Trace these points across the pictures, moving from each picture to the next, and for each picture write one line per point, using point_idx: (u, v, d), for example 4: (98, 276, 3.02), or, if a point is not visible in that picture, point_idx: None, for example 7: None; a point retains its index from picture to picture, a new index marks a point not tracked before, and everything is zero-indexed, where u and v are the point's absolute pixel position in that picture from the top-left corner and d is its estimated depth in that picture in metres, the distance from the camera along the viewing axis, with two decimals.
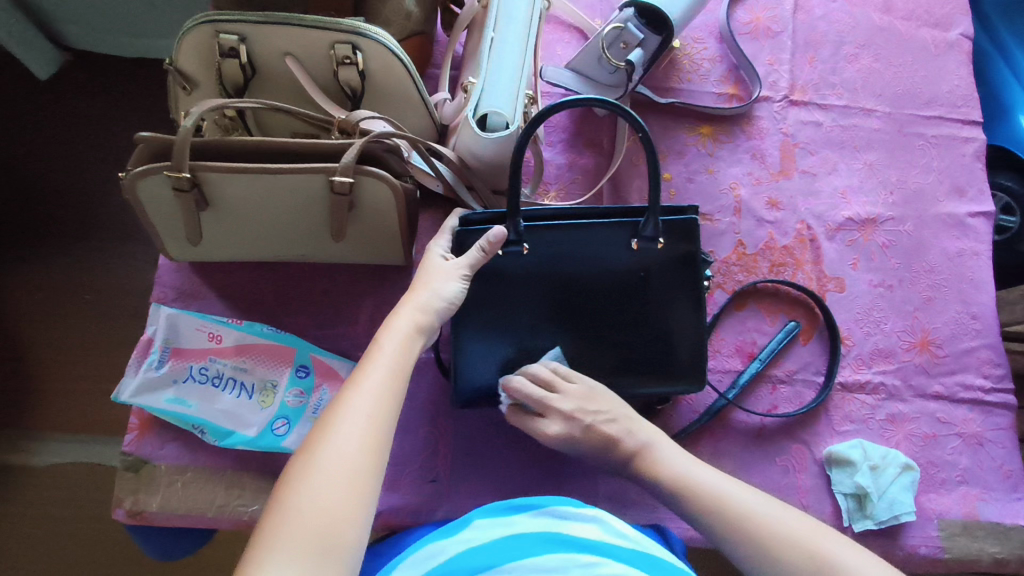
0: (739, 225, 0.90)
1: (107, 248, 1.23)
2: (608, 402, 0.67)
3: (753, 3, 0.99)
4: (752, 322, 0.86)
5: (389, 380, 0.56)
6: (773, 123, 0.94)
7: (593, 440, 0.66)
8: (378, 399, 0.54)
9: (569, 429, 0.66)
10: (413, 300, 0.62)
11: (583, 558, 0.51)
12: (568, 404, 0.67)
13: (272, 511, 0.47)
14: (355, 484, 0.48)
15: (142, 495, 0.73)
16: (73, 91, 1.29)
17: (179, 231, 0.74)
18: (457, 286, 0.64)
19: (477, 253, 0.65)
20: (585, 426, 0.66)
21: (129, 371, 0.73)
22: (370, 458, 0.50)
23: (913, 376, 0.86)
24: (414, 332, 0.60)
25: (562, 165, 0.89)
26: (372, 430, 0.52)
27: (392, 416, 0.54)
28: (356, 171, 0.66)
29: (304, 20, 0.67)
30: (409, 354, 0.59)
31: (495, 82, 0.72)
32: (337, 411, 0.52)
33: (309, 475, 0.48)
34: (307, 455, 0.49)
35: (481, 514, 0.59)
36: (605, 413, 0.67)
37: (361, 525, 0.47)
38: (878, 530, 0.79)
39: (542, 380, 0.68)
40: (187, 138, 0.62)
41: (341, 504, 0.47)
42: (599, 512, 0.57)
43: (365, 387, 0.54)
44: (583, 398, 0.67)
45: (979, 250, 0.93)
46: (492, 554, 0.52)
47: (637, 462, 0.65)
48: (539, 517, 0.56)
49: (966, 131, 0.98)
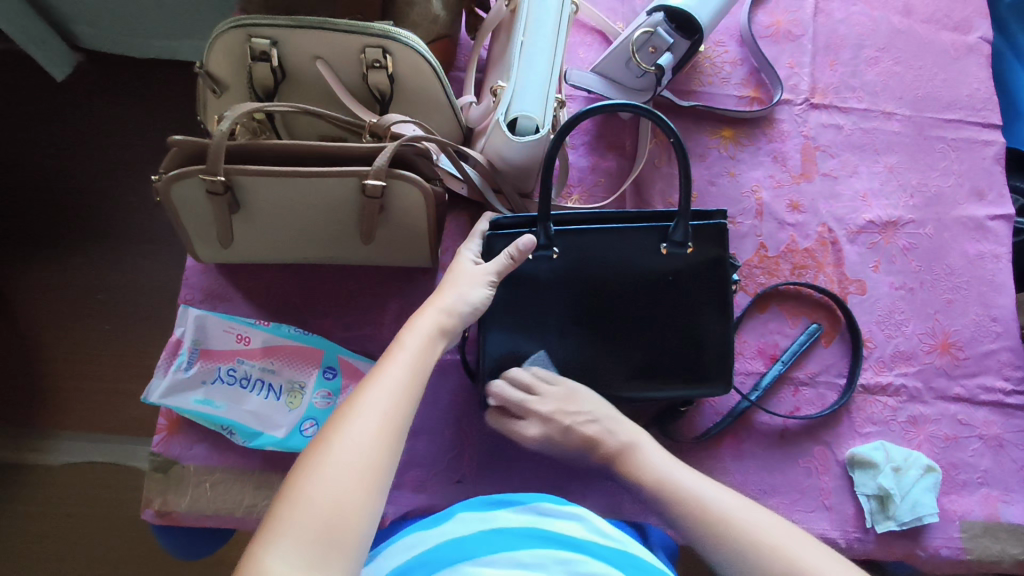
0: (761, 228, 0.90)
1: (126, 249, 1.23)
2: (590, 404, 0.67)
3: (774, 6, 0.99)
4: (774, 325, 0.86)
5: (407, 378, 0.55)
6: (794, 125, 0.94)
7: (572, 441, 0.66)
8: (396, 396, 0.53)
9: (548, 430, 0.66)
10: (439, 301, 0.61)
11: (563, 554, 0.51)
12: (545, 406, 0.66)
13: (281, 501, 0.46)
14: (365, 480, 0.48)
15: (171, 496, 0.73)
16: (91, 92, 1.30)
17: (209, 233, 0.74)
18: (484, 291, 0.64)
19: (505, 259, 0.64)
20: (563, 427, 0.66)
21: (158, 373, 0.74)
22: (382, 454, 0.49)
23: (934, 378, 0.87)
24: (438, 332, 0.59)
25: (585, 168, 0.90)
26: (385, 427, 0.51)
27: (406, 414, 0.53)
28: (388, 175, 0.67)
29: (336, 24, 0.67)
30: (430, 354, 0.58)
31: (525, 87, 0.72)
32: (353, 405, 0.52)
33: (319, 467, 0.47)
34: (320, 447, 0.49)
35: (464, 508, 0.59)
36: (585, 414, 0.66)
37: (367, 522, 0.47)
38: (900, 532, 0.79)
39: (524, 384, 0.68)
40: (222, 142, 0.62)
41: (350, 499, 0.46)
42: (583, 510, 0.57)
43: (384, 383, 0.54)
44: (559, 400, 0.67)
45: (999, 253, 0.94)
46: (467, 546, 0.52)
47: (621, 462, 0.63)
48: (522, 513, 0.56)
49: (985, 134, 0.98)
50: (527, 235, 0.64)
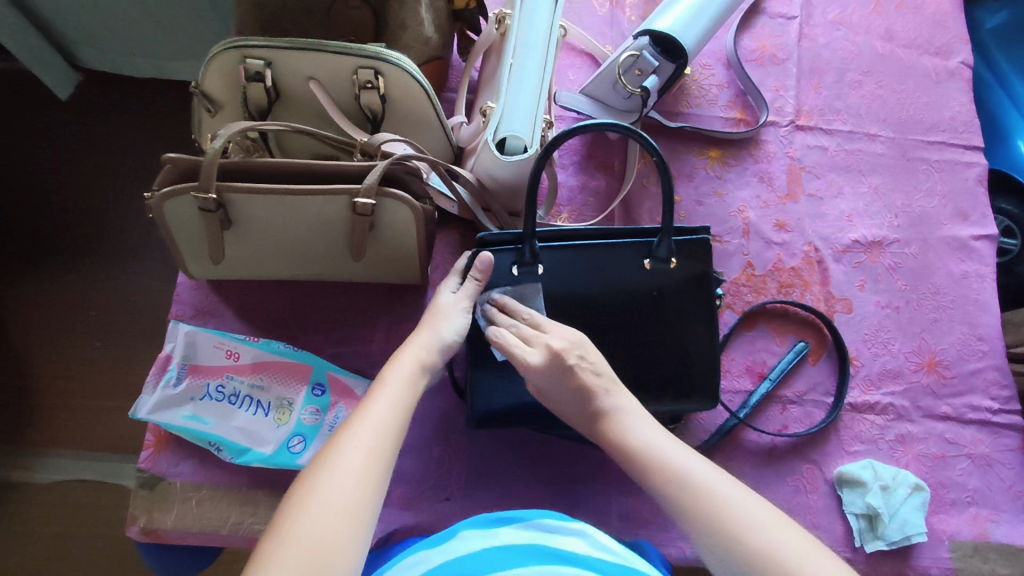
0: (748, 247, 0.91)
1: (118, 265, 1.24)
2: (600, 359, 0.63)
3: (759, 31, 1.01)
4: (761, 343, 0.87)
5: (391, 415, 0.56)
6: (780, 147, 0.96)
7: (572, 382, 0.61)
8: (379, 433, 0.54)
9: (549, 360, 0.61)
10: (418, 338, 0.64)
11: (566, 567, 0.51)
12: (557, 340, 0.62)
13: (267, 542, 0.46)
14: (353, 514, 0.48)
15: (157, 513, 0.73)
16: (90, 111, 1.31)
17: (202, 251, 0.75)
18: (461, 323, 0.66)
19: (472, 283, 0.67)
20: (568, 366, 0.60)
21: (147, 389, 0.74)
22: (368, 489, 0.50)
23: (922, 398, 0.87)
24: (419, 368, 0.61)
25: (574, 187, 0.91)
26: (370, 463, 0.51)
27: (392, 448, 0.54)
28: (378, 193, 0.68)
29: (329, 46, 0.69)
30: (412, 392, 0.59)
31: (514, 107, 0.73)
32: (339, 443, 0.52)
33: (305, 505, 0.47)
34: (305, 485, 0.49)
35: (468, 527, 0.59)
36: (592, 363, 0.61)
37: (355, 555, 0.47)
38: (889, 551, 0.79)
39: (530, 321, 0.65)
40: (214, 159, 0.63)
41: (335, 535, 0.46)
42: (585, 526, 0.57)
43: (366, 421, 0.54)
44: (569, 339, 0.62)
45: (983, 273, 0.95)
46: (476, 562, 0.52)
47: (607, 422, 0.60)
48: (525, 529, 0.56)
49: (968, 156, 1.00)
50: (485, 254, 0.67)
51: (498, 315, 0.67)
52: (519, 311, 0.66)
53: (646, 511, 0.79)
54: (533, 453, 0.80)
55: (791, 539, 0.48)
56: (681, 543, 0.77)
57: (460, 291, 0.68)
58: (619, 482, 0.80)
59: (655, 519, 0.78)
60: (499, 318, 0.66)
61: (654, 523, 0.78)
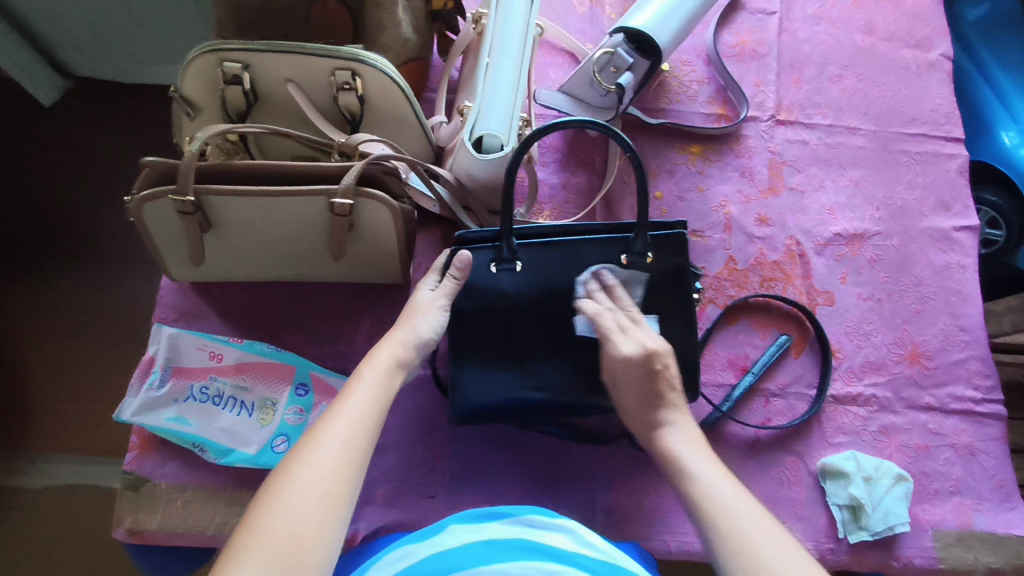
0: (729, 242, 0.91)
1: (108, 270, 1.24)
2: (676, 369, 0.66)
3: (739, 27, 1.02)
4: (744, 336, 0.88)
5: (366, 411, 0.56)
6: (761, 141, 0.97)
7: (648, 385, 0.64)
8: (354, 428, 0.54)
9: (642, 358, 0.64)
10: (395, 335, 0.64)
11: (550, 565, 0.50)
12: (651, 343, 0.65)
13: (240, 533, 0.46)
14: (327, 508, 0.48)
15: (141, 514, 0.73)
16: (76, 117, 1.32)
17: (182, 253, 0.75)
18: (437, 322, 0.67)
19: (450, 281, 0.68)
20: (653, 369, 0.64)
21: (131, 391, 0.75)
22: (343, 483, 0.50)
23: (905, 388, 0.88)
24: (395, 364, 0.62)
25: (556, 184, 0.91)
26: (345, 458, 0.52)
27: (368, 442, 0.54)
28: (355, 193, 0.68)
29: (305, 48, 0.69)
30: (387, 387, 0.60)
31: (491, 105, 0.73)
32: (314, 437, 0.53)
33: (279, 498, 0.48)
34: (280, 478, 0.49)
35: (457, 522, 0.59)
36: (673, 375, 0.65)
37: (329, 548, 0.47)
38: (873, 542, 0.79)
39: (631, 314, 0.69)
40: (191, 162, 0.64)
41: (308, 526, 0.47)
42: (572, 524, 0.57)
43: (341, 416, 0.55)
44: (661, 344, 0.66)
45: (965, 264, 0.95)
46: (460, 557, 0.52)
47: (660, 432, 0.63)
48: (512, 525, 0.56)
49: (949, 147, 1.00)
50: (463, 252, 0.68)
51: (599, 294, 0.69)
52: (621, 299, 0.69)
53: (631, 505, 0.79)
54: (517, 449, 0.80)
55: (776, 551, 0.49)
56: (665, 536, 0.78)
57: (437, 288, 0.69)
58: (603, 476, 0.80)
59: (639, 513, 0.79)
60: (599, 297, 0.69)
61: (638, 517, 0.79)
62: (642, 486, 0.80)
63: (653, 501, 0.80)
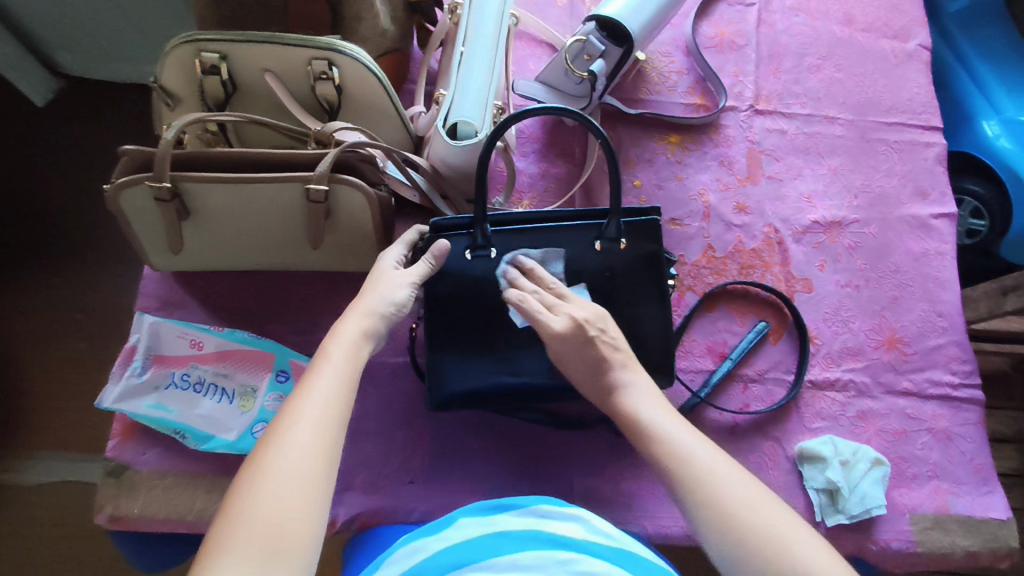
0: (708, 230, 0.92)
1: (98, 266, 1.25)
2: (616, 333, 0.67)
3: (718, 18, 1.03)
4: (722, 323, 0.88)
5: (337, 387, 0.56)
6: (739, 131, 0.97)
7: (590, 352, 0.65)
8: (326, 406, 0.54)
9: (572, 328, 0.65)
10: (360, 306, 0.63)
11: (561, 555, 0.48)
12: (579, 311, 0.66)
13: (221, 523, 0.46)
14: (307, 491, 0.49)
15: (123, 501, 0.74)
16: (66, 115, 1.33)
17: (161, 241, 0.76)
18: (403, 294, 0.65)
19: (425, 264, 0.68)
20: (587, 336, 0.64)
21: (112, 378, 0.75)
22: (321, 464, 0.51)
23: (882, 373, 0.88)
24: (363, 337, 0.61)
25: (535, 174, 0.92)
26: (320, 437, 0.52)
27: (341, 419, 0.54)
28: (331, 180, 0.69)
29: (282, 38, 0.70)
30: (357, 360, 0.59)
31: (465, 94, 0.74)
32: (287, 419, 0.52)
33: (257, 485, 0.48)
34: (257, 465, 0.49)
35: (465, 514, 0.57)
36: (611, 339, 0.66)
37: (313, 530, 0.48)
38: (850, 525, 0.80)
39: (555, 290, 0.69)
40: (168, 149, 0.65)
41: (290, 510, 0.47)
42: (582, 512, 0.54)
43: (312, 395, 0.54)
44: (591, 312, 0.67)
45: (943, 251, 0.96)
46: (471, 550, 0.50)
47: (615, 397, 0.65)
48: (520, 516, 0.54)
49: (927, 136, 1.01)
50: (441, 240, 0.68)
51: (520, 280, 0.70)
52: (543, 279, 0.70)
53: (609, 490, 0.80)
54: (496, 435, 0.81)
55: (747, 494, 0.54)
56: (643, 520, 0.79)
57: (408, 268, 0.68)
58: (582, 462, 0.81)
59: (618, 497, 0.79)
60: (521, 283, 0.70)
61: (617, 501, 0.79)
62: (621, 470, 0.81)
63: (631, 485, 0.80)
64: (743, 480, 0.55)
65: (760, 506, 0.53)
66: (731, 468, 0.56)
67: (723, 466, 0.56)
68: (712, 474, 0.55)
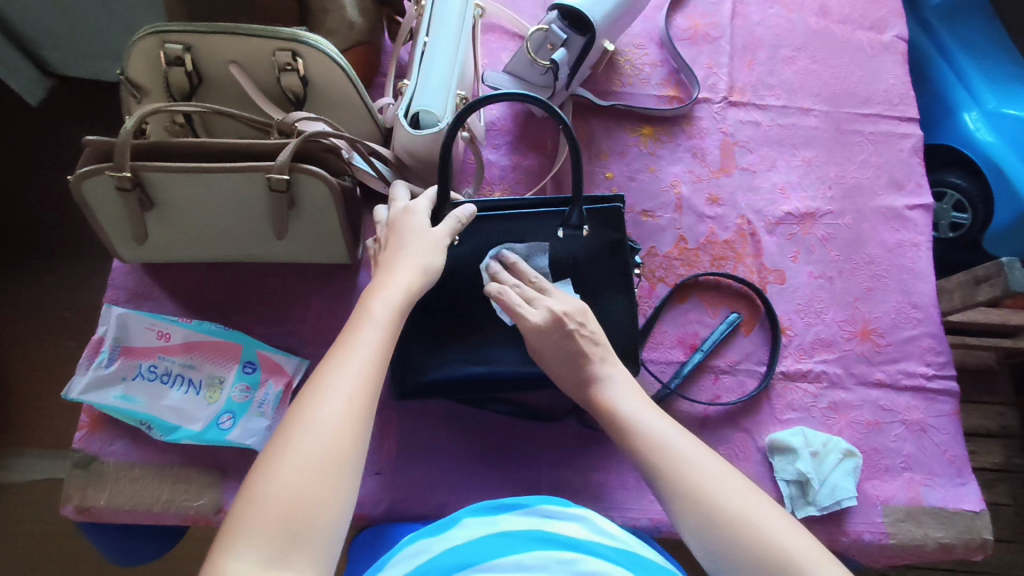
0: (680, 221, 0.92)
1: (82, 263, 1.26)
2: (597, 327, 0.68)
3: (692, 10, 1.03)
4: (694, 314, 0.88)
5: (369, 358, 0.52)
6: (713, 123, 0.97)
7: (568, 346, 0.66)
8: (359, 379, 0.50)
9: (550, 322, 0.65)
10: (405, 265, 0.59)
11: (564, 555, 0.47)
12: (559, 305, 0.66)
13: (241, 499, 0.44)
14: (331, 472, 0.46)
15: (90, 492, 0.74)
16: (51, 114, 1.34)
17: (127, 232, 0.76)
18: (437, 260, 0.61)
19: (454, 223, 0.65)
20: (568, 330, 0.65)
21: (79, 370, 0.75)
22: (348, 443, 0.47)
23: (855, 365, 0.88)
24: (405, 301, 0.57)
25: (506, 166, 0.92)
26: (350, 413, 0.49)
27: (373, 393, 0.51)
28: (292, 169, 0.69)
29: (245, 29, 0.71)
30: (392, 329, 0.55)
31: (426, 84, 0.75)
32: (317, 390, 0.49)
33: (279, 463, 0.45)
34: (282, 440, 0.47)
35: (468, 513, 0.55)
36: (592, 333, 0.66)
37: (336, 514, 0.46)
38: (821, 517, 0.79)
39: (535, 284, 0.69)
40: (128, 139, 0.65)
41: (312, 493, 0.45)
42: (587, 511, 0.53)
43: (345, 366, 0.51)
44: (573, 306, 0.67)
45: (919, 242, 0.95)
46: (477, 552, 0.48)
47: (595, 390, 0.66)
48: (525, 515, 0.52)
49: (903, 127, 1.01)
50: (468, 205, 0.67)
51: (502, 273, 0.69)
52: (525, 273, 0.69)
53: (578, 482, 0.79)
54: (464, 426, 0.81)
55: (728, 485, 0.54)
56: (612, 511, 0.78)
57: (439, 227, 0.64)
58: (551, 454, 0.80)
59: (587, 489, 0.79)
60: (502, 276, 0.69)
61: (586, 493, 0.79)
62: (590, 461, 0.80)
63: (600, 476, 0.80)
64: (727, 471, 0.56)
65: (742, 495, 0.53)
66: (715, 461, 0.57)
67: (706, 457, 0.57)
68: (693, 467, 0.56)
